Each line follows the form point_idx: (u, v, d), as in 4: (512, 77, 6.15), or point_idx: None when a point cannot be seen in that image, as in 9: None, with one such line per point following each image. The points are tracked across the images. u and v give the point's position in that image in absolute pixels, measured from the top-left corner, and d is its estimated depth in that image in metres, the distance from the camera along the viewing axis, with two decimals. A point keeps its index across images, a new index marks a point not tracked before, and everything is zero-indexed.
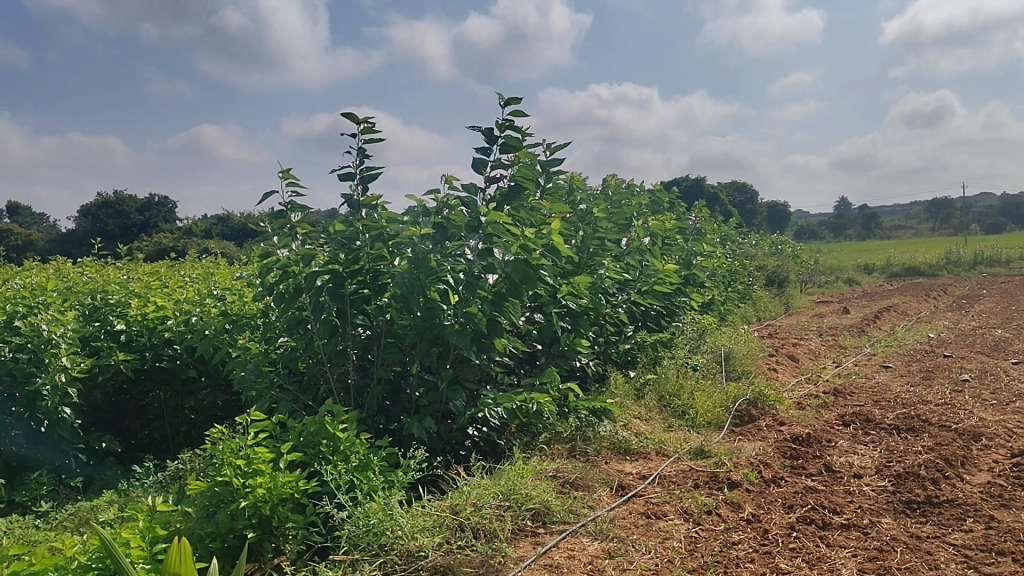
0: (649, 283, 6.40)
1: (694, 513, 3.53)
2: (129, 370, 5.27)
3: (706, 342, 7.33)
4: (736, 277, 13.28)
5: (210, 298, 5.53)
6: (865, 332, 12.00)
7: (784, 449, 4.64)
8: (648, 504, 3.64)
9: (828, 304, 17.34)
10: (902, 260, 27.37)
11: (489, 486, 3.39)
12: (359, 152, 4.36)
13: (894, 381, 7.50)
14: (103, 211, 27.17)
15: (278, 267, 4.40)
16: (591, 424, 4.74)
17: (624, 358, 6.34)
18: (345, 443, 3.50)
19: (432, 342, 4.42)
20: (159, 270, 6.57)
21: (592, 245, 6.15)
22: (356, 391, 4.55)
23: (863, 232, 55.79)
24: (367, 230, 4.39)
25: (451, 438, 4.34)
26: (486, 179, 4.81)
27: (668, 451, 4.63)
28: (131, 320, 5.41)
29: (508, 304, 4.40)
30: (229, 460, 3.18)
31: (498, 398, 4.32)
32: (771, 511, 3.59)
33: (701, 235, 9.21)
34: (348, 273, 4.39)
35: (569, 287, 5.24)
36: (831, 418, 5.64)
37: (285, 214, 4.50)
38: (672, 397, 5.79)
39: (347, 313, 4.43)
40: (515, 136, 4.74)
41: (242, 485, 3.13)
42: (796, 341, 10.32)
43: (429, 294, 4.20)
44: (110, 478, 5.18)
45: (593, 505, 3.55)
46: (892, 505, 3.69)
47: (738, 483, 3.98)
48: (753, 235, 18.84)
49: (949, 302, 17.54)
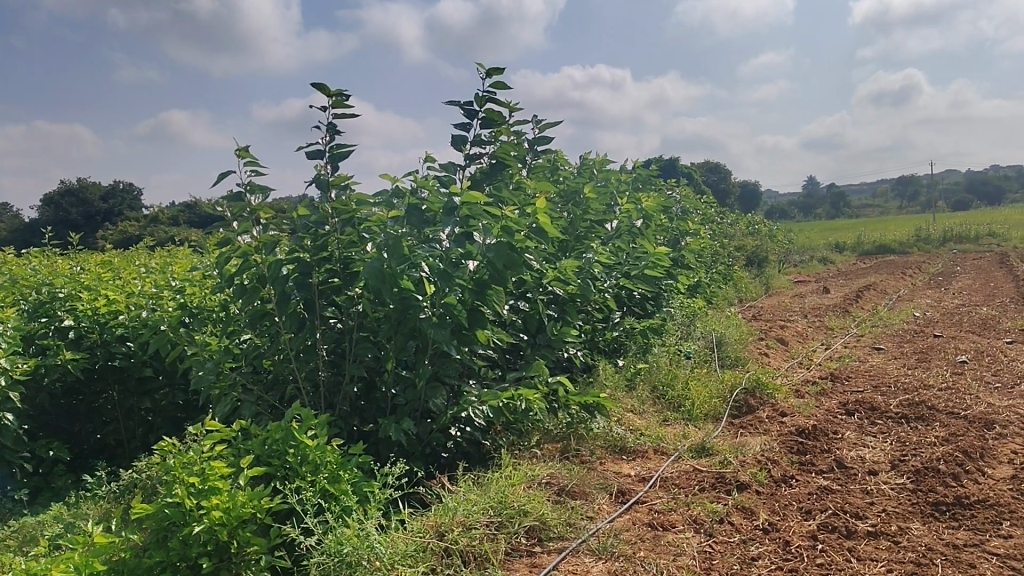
0: (638, 267, 6.04)
1: (705, 523, 3.18)
2: (78, 371, 4.74)
3: (697, 327, 7.02)
4: (717, 259, 13.02)
5: (167, 289, 5.00)
6: (849, 312, 11.77)
7: (790, 444, 4.32)
8: (652, 513, 3.30)
9: (807, 283, 17.17)
10: (875, 238, 27.34)
11: (475, 500, 3.02)
12: (329, 128, 3.94)
13: (890, 364, 7.22)
14: (67, 199, 26.43)
15: (238, 255, 3.99)
16: (584, 420, 4.39)
17: (612, 346, 6.01)
18: (315, 452, 3.10)
19: (409, 335, 3.99)
20: (112, 261, 6.13)
21: (579, 228, 5.77)
22: (327, 390, 4.16)
23: (835, 211, 56.02)
24: (336, 213, 4.02)
25: (432, 440, 3.95)
26: (466, 157, 4.41)
27: (667, 449, 4.29)
28: (80, 315, 4.93)
29: (491, 293, 4.02)
30: (180, 478, 2.81)
31: (483, 395, 3.96)
32: (788, 518, 3.26)
33: (686, 214, 8.92)
34: (315, 260, 4.02)
35: (555, 273, 4.87)
36: (833, 407, 5.32)
37: (243, 195, 4.02)
38: (666, 388, 5.45)
39: (315, 305, 4.07)
40: (497, 110, 4.34)
41: (196, 507, 2.77)
42: (781, 323, 10.04)
43: (402, 284, 3.82)
44: (59, 489, 4.73)
45: (592, 516, 3.19)
46: (919, 508, 3.38)
47: (747, 485, 3.65)
48: (731, 215, 18.60)
49: (927, 280, 17.47)
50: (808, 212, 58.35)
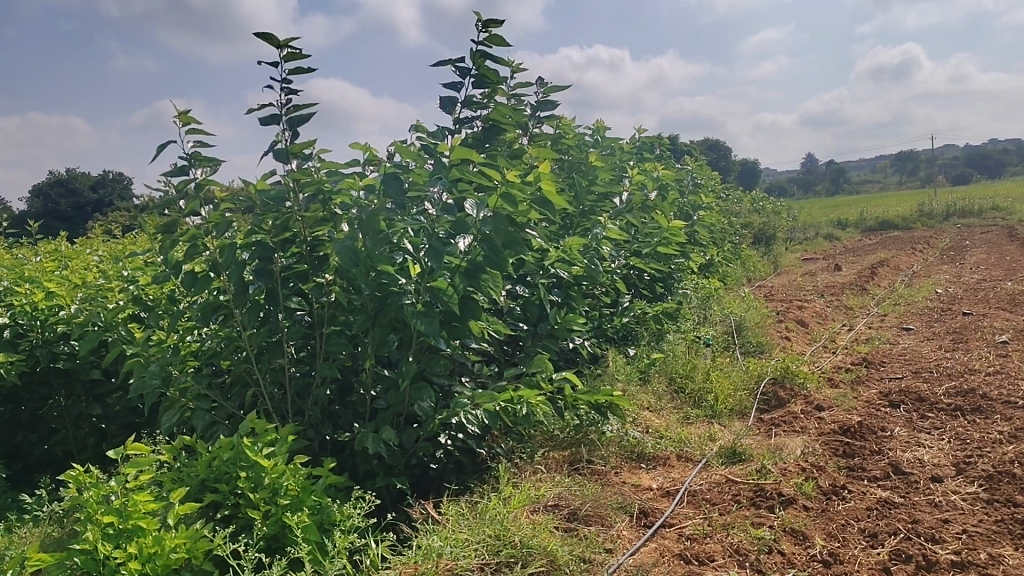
0: (650, 246, 5.45)
1: (751, 554, 2.61)
2: (13, 377, 4.10)
3: (715, 310, 6.42)
4: (726, 237, 12.39)
5: (117, 280, 4.38)
6: (868, 290, 11.17)
7: (834, 445, 3.72)
8: (682, 540, 2.72)
9: (817, 261, 16.55)
10: (880, 213, 26.66)
11: (467, 537, 2.45)
12: (283, 87, 3.33)
13: (924, 346, 6.61)
14: (56, 189, 25.75)
15: (186, 239, 3.37)
16: (595, 423, 3.75)
17: (621, 334, 5.42)
18: (271, 474, 2.53)
19: (389, 327, 3.43)
20: (63, 249, 5.52)
21: (586, 201, 5.27)
22: (296, 394, 3.60)
23: (835, 187, 55.40)
24: (299, 186, 3.40)
25: (418, 450, 3.37)
26: (456, 120, 3.78)
27: (693, 454, 3.69)
28: (17, 313, 4.26)
29: (485, 278, 3.42)
30: (94, 517, 2.26)
31: (477, 398, 3.36)
32: (850, 546, 2.71)
33: (697, 188, 8.31)
34: (278, 242, 3.46)
35: (558, 253, 4.27)
36: (874, 398, 4.71)
37: (188, 169, 3.41)
38: (685, 379, 4.85)
39: (279, 294, 3.47)
40: (494, 68, 3.65)
41: (113, 554, 2.22)
42: (798, 303, 9.45)
43: (381, 268, 3.29)
44: None
45: (610, 548, 2.60)
46: (1005, 528, 2.82)
47: (792, 499, 3.06)
48: (737, 191, 17.93)
49: (940, 255, 16.84)
50: (809, 188, 57.56)
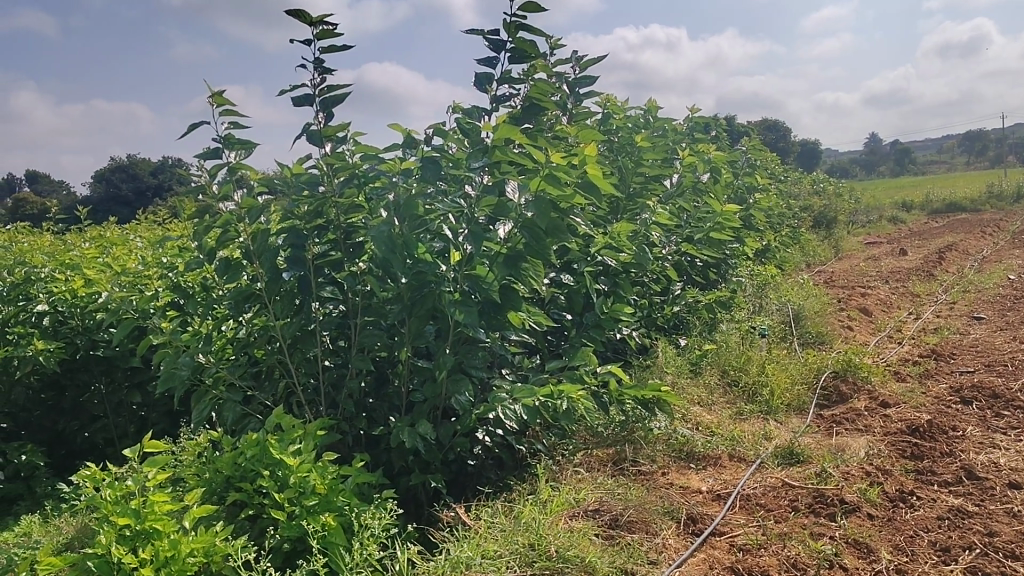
0: (703, 230, 5.21)
1: (809, 570, 2.39)
2: (52, 364, 4.08)
3: (771, 297, 6.13)
4: (784, 220, 11.97)
5: (155, 267, 4.33)
6: (936, 276, 10.67)
7: (902, 447, 3.46)
8: (734, 552, 2.52)
9: (879, 245, 15.94)
10: (947, 195, 25.64)
11: (499, 547, 2.30)
12: (317, 66, 3.18)
13: (997, 337, 6.22)
14: (117, 175, 26.31)
15: (218, 225, 3.25)
16: (642, 420, 3.60)
17: (672, 323, 5.20)
18: (296, 474, 2.40)
19: (425, 318, 3.28)
20: (108, 234, 5.52)
21: (633, 183, 5.04)
22: (331, 386, 3.48)
23: (899, 168, 53.69)
24: (333, 170, 3.26)
25: (454, 446, 3.23)
26: (492, 99, 3.60)
27: (747, 455, 3.47)
28: (57, 300, 4.24)
29: (527, 267, 3.20)
30: (109, 518, 2.16)
31: (517, 392, 3.18)
32: (920, 561, 2.47)
33: (754, 169, 7.98)
34: (311, 228, 3.33)
35: (605, 239, 4.06)
36: (944, 394, 4.40)
37: (221, 151, 3.28)
38: (738, 372, 4.61)
39: (313, 282, 3.34)
40: (530, 40, 3.43)
41: (129, 556, 2.12)
42: (861, 290, 9.05)
43: (417, 254, 3.14)
44: (39, 497, 4.11)
45: (655, 559, 2.41)
46: None
47: (856, 507, 2.83)
48: (796, 173, 17.36)
49: (1012, 238, 16.07)
50: (872, 169, 55.86)
